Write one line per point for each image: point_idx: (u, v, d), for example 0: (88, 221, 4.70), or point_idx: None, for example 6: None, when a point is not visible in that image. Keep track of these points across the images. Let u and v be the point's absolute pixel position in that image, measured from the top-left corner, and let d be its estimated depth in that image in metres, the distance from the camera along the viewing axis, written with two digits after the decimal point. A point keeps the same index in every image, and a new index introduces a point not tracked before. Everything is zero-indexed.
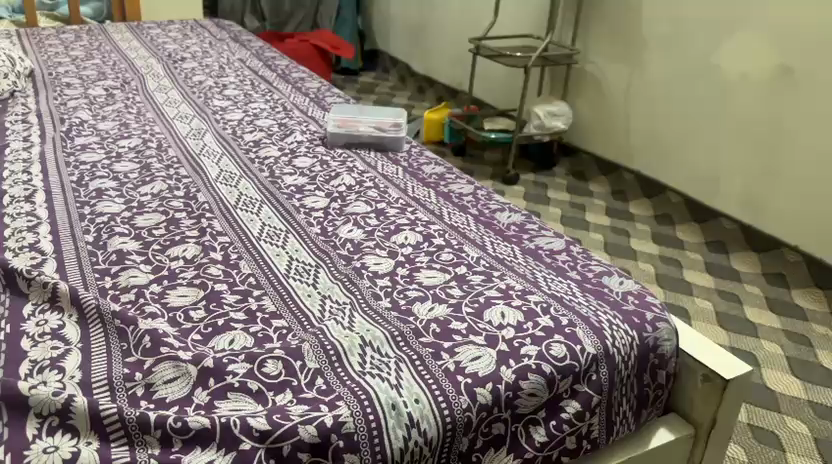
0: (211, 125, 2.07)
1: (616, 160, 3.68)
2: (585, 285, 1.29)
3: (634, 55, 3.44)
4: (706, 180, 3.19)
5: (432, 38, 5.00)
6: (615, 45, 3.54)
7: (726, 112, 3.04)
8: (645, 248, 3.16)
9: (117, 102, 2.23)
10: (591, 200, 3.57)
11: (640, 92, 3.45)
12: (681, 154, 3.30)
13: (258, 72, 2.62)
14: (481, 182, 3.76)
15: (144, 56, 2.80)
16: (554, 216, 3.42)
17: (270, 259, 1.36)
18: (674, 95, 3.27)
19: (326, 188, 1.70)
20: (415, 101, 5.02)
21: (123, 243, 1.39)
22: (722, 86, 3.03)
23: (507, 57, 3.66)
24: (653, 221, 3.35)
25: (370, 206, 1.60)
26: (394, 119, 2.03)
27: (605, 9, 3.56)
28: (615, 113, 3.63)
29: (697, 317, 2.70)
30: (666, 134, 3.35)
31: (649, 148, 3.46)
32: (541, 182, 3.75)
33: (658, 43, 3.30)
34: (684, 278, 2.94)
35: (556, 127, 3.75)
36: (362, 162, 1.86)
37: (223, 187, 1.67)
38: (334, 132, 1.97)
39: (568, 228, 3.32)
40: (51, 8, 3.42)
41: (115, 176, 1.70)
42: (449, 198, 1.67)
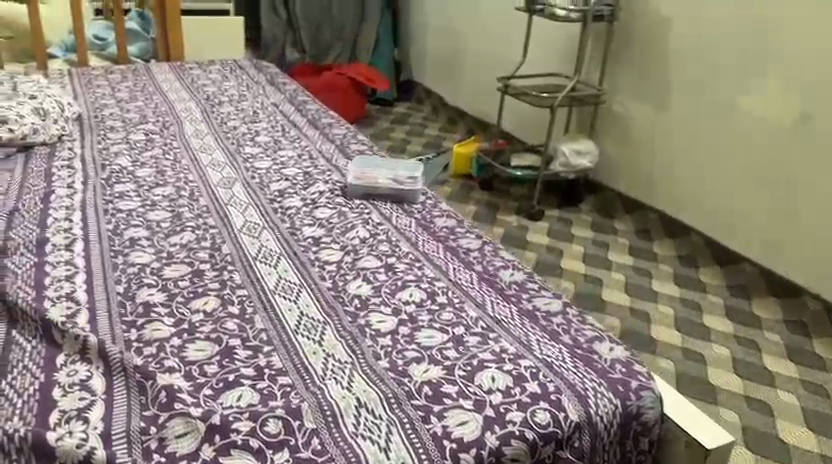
0: (240, 174, 2.20)
1: (637, 196, 3.70)
2: (576, 351, 1.36)
3: (656, 94, 3.47)
4: (728, 220, 3.19)
5: (465, 72, 5.10)
6: (640, 81, 3.56)
7: (746, 154, 3.05)
8: (666, 289, 3.17)
9: (155, 148, 2.39)
10: (615, 238, 3.60)
11: (663, 129, 3.46)
12: (703, 194, 3.29)
13: (290, 118, 2.76)
14: (506, 217, 3.82)
15: (184, 99, 2.97)
16: (576, 254, 3.46)
17: (282, 314, 1.46)
18: (695, 135, 3.28)
19: (342, 240, 1.80)
20: (447, 133, 5.13)
21: (150, 295, 1.51)
22: (747, 127, 3.02)
23: (532, 98, 3.71)
24: (676, 261, 3.37)
25: (382, 260, 1.69)
26: (411, 172, 2.12)
27: (629, 48, 3.60)
28: (636, 150, 3.65)
29: (714, 364, 2.71)
30: (686, 173, 3.37)
31: (670, 187, 3.48)
32: (566, 218, 3.79)
33: (682, 81, 3.31)
34: (703, 323, 2.95)
35: (582, 166, 3.79)
36: (379, 214, 1.96)
37: (245, 238, 1.78)
38: (354, 183, 2.07)
39: (590, 266, 3.36)
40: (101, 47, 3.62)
41: (148, 225, 1.83)
42: (457, 254, 1.75)
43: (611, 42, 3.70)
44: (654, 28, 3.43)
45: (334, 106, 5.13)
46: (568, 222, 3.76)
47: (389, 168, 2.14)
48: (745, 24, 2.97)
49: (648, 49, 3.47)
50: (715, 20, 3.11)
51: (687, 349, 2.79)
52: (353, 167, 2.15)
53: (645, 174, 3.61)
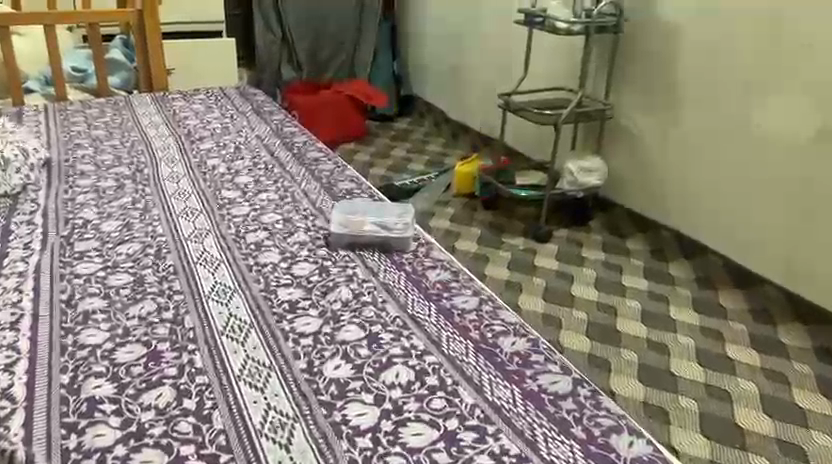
0: (215, 224, 2.01)
1: (639, 208, 3.51)
2: (588, 449, 1.18)
3: (660, 102, 3.27)
4: (744, 242, 2.97)
5: (467, 86, 4.90)
6: (645, 96, 3.35)
7: (756, 167, 2.85)
8: (683, 316, 2.88)
9: (126, 196, 2.20)
10: (626, 258, 3.33)
11: (672, 145, 3.24)
12: (711, 213, 3.09)
13: (274, 154, 2.56)
14: (512, 239, 3.57)
15: (163, 135, 2.80)
16: (586, 278, 3.18)
17: (246, 407, 1.28)
18: (701, 145, 3.08)
19: (320, 303, 1.60)
20: (449, 149, 4.93)
21: (98, 387, 1.32)
22: (757, 140, 2.82)
23: (534, 115, 3.46)
24: (694, 283, 3.11)
25: (363, 329, 1.50)
26: (400, 215, 1.94)
27: (631, 54, 3.39)
28: (639, 161, 3.45)
29: (739, 402, 2.42)
30: (691, 185, 3.17)
31: (674, 199, 3.28)
32: (574, 238, 3.54)
33: (690, 95, 3.09)
34: (724, 354, 2.66)
35: (592, 184, 3.52)
36: (363, 267, 1.77)
37: (212, 306, 1.59)
38: (338, 229, 1.88)
39: (601, 292, 3.08)
40: (81, 80, 3.44)
41: (106, 293, 1.64)
42: (452, 317, 1.56)
43: (615, 54, 3.49)
44: (659, 39, 3.22)
45: (331, 127, 4.93)
46: (579, 244, 3.53)
47: (377, 215, 1.95)
48: (756, 28, 2.76)
49: (654, 62, 3.26)
50: (724, 29, 2.90)
51: (708, 385, 2.50)
52: (336, 212, 1.97)
53: (649, 186, 3.41)
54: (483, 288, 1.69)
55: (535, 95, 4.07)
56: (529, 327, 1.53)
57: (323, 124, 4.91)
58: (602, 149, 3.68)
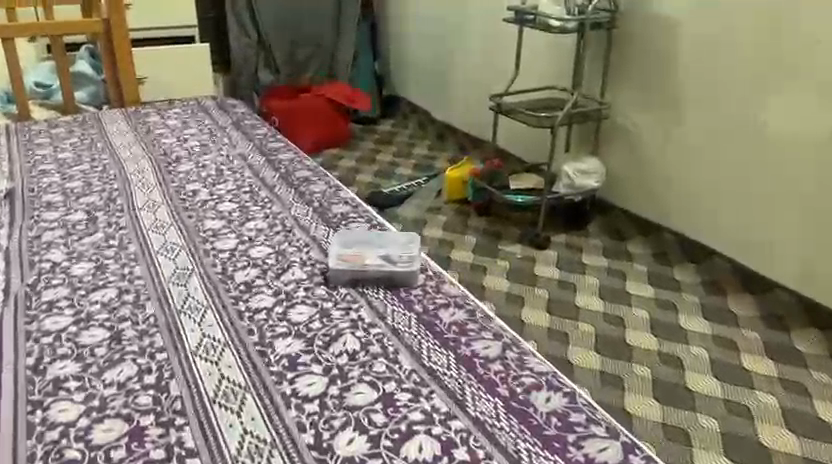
0: (173, 212, 2.12)
1: (641, 206, 3.78)
2: (511, 405, 1.27)
3: (661, 104, 3.52)
4: (736, 235, 3.29)
5: (450, 86, 5.05)
6: (646, 96, 3.59)
7: (753, 166, 3.13)
8: (696, 327, 3.09)
9: (92, 192, 2.28)
10: (632, 266, 3.56)
11: (672, 146, 3.51)
12: (712, 210, 3.38)
13: (237, 146, 2.66)
14: (509, 246, 3.82)
15: (123, 132, 2.88)
16: (590, 289, 3.40)
17: (201, 379, 1.37)
18: (703, 147, 3.35)
19: (274, 284, 1.70)
20: (436, 150, 5.05)
21: (62, 367, 1.41)
22: (755, 143, 3.10)
23: (531, 115, 3.63)
24: (702, 289, 3.34)
25: (314, 307, 1.59)
26: (404, 247, 1.78)
27: (631, 58, 3.62)
28: (642, 162, 3.71)
29: (761, 417, 2.57)
30: (693, 183, 3.44)
31: (676, 197, 3.55)
32: (574, 244, 3.79)
33: (691, 97, 3.35)
34: (739, 365, 2.85)
35: (589, 186, 3.78)
36: (316, 250, 1.86)
37: (172, 291, 1.68)
38: (335, 264, 1.72)
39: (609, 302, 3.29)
40: (45, 96, 3.39)
41: (70, 282, 1.73)
42: (398, 295, 1.66)
43: (612, 53, 3.72)
44: (662, 39, 3.44)
45: (317, 134, 5.04)
46: (565, 243, 3.80)
47: (378, 247, 1.79)
48: (752, 37, 3.02)
49: (655, 61, 3.49)
50: (725, 30, 3.13)
51: (728, 399, 2.66)
52: (332, 245, 1.80)
53: (652, 185, 3.68)
54: (430, 267, 1.80)
55: (526, 95, 4.24)
56: (469, 299, 1.64)
57: (310, 131, 5.02)
58: (599, 149, 3.92)
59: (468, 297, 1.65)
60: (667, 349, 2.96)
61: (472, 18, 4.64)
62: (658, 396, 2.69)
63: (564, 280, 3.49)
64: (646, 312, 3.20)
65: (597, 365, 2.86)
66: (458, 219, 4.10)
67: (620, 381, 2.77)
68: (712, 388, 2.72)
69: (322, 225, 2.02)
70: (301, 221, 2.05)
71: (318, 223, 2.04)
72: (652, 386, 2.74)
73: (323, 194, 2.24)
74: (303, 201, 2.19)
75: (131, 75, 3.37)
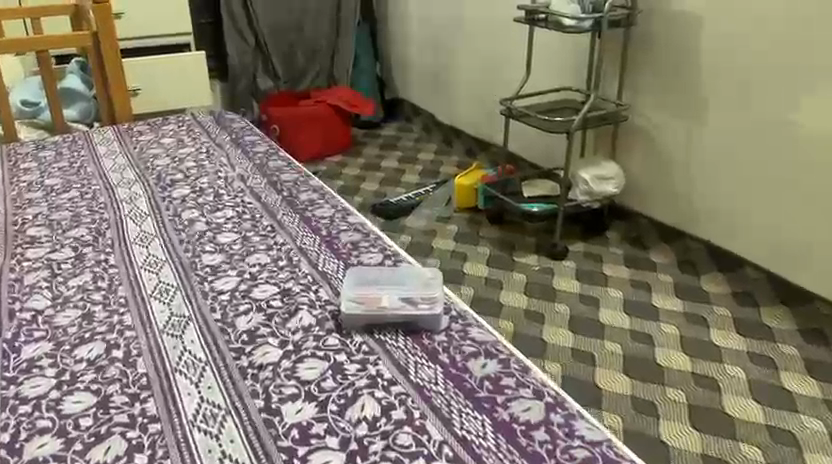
0: (168, 246, 1.93)
1: (657, 209, 3.60)
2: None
3: (682, 101, 3.31)
4: (765, 241, 3.09)
5: (456, 88, 4.81)
6: (667, 96, 3.38)
7: (782, 170, 2.94)
8: (731, 344, 2.91)
9: (81, 224, 2.11)
10: (657, 276, 3.39)
11: (693, 146, 3.31)
12: (735, 213, 3.19)
13: (235, 166, 2.49)
14: (526, 257, 3.61)
15: (114, 152, 2.71)
16: (613, 303, 3.21)
17: (200, 459, 1.19)
18: (726, 146, 3.15)
19: (281, 331, 1.52)
20: (443, 154, 4.85)
21: (42, 445, 1.24)
22: (786, 145, 2.90)
23: (545, 122, 3.46)
24: (733, 300, 3.17)
25: (327, 359, 1.42)
26: (426, 286, 1.60)
27: (650, 53, 3.41)
28: (659, 162, 3.51)
29: (808, 444, 2.41)
30: (714, 184, 3.25)
31: (695, 198, 3.37)
32: (594, 254, 3.60)
33: (715, 94, 3.14)
34: (778, 383, 2.69)
35: (607, 191, 3.55)
36: (326, 289, 1.68)
37: (167, 342, 1.51)
38: (350, 307, 1.53)
39: (635, 318, 3.11)
40: (33, 114, 3.19)
41: (53, 334, 1.56)
42: (421, 341, 1.48)
43: (629, 51, 3.52)
44: (685, 34, 3.23)
45: (317, 144, 4.86)
46: (584, 253, 3.61)
47: (395, 286, 1.61)
48: (786, 31, 2.80)
49: (676, 57, 3.28)
50: (754, 25, 2.92)
51: (771, 426, 2.50)
52: (346, 285, 1.62)
53: (670, 186, 3.48)
54: (454, 305, 1.61)
55: (538, 98, 4.06)
56: (502, 344, 1.46)
57: (309, 141, 4.83)
58: (617, 152, 3.73)
59: (499, 341, 1.47)
60: (701, 369, 2.78)
61: (475, 17, 4.44)
62: (696, 424, 2.51)
63: (585, 293, 3.30)
64: (676, 328, 3.03)
65: (628, 389, 2.69)
66: (470, 229, 3.87)
67: (653, 407, 2.59)
68: (752, 413, 2.56)
69: (331, 258, 1.84)
70: (307, 254, 1.87)
71: (327, 256, 1.86)
72: (689, 412, 2.57)
73: (332, 221, 2.06)
74: (309, 229, 2.01)
75: (123, 95, 3.20)
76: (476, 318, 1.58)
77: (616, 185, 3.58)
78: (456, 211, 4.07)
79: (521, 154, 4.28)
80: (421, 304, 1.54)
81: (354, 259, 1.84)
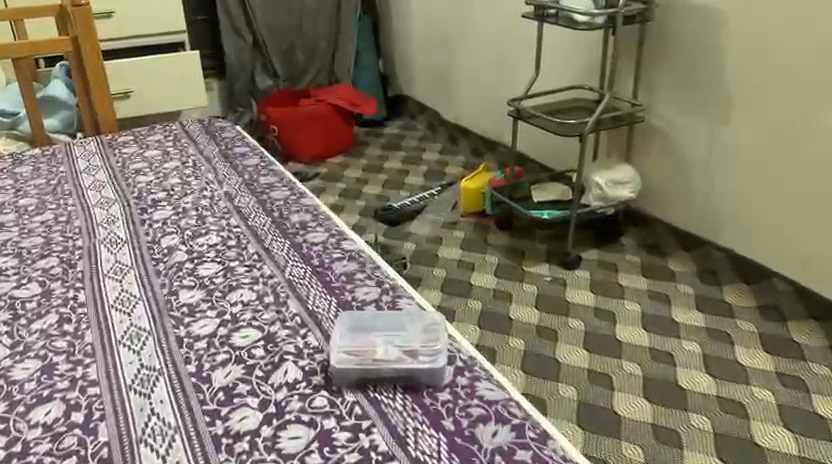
0: (144, 279, 1.76)
1: (673, 213, 3.40)
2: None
3: (703, 101, 3.10)
4: (791, 252, 2.91)
5: (460, 87, 4.60)
6: (688, 96, 3.17)
7: (812, 178, 2.75)
8: (758, 364, 2.72)
9: (52, 253, 1.93)
10: (675, 287, 3.18)
11: (713, 149, 3.11)
12: (758, 221, 3.01)
13: (222, 182, 2.30)
14: (535, 266, 3.35)
15: (95, 168, 2.53)
16: (630, 318, 3.00)
17: None
18: (751, 150, 2.95)
19: (262, 388, 1.34)
20: (448, 154, 4.65)
21: None
22: (818, 152, 2.70)
23: (558, 127, 3.22)
24: (759, 314, 2.97)
25: (313, 427, 1.24)
26: (428, 335, 1.41)
27: (669, 50, 3.19)
28: (676, 164, 3.31)
29: None
30: (736, 190, 3.06)
31: (715, 204, 3.17)
32: (608, 262, 3.38)
33: (739, 94, 2.94)
34: (811, 409, 2.49)
35: (622, 197, 3.32)
36: (315, 333, 1.49)
37: (134, 403, 1.34)
38: (342, 362, 1.35)
39: (654, 334, 2.91)
40: (13, 125, 3.02)
41: (8, 391, 1.39)
42: (421, 400, 1.29)
43: (645, 48, 3.30)
44: (709, 30, 3.00)
45: (317, 145, 4.65)
46: (598, 261, 3.39)
47: (394, 334, 1.42)
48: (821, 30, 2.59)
49: (698, 55, 3.07)
50: (791, 22, 2.68)
51: (806, 458, 2.30)
52: (339, 333, 1.44)
53: (687, 191, 3.29)
54: (459, 351, 1.42)
55: (548, 97, 3.83)
56: (514, 404, 1.28)
57: (309, 142, 4.63)
58: (632, 154, 3.52)
59: (510, 400, 1.29)
60: (727, 393, 2.59)
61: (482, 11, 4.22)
62: (724, 456, 2.33)
63: (600, 306, 3.09)
64: (698, 346, 2.83)
65: (649, 416, 2.50)
66: (475, 234, 3.63)
67: (676, 437, 2.40)
68: (784, 443, 2.37)
69: (322, 292, 1.65)
70: (296, 288, 1.67)
71: (318, 290, 1.66)
72: (715, 443, 2.38)
73: (325, 246, 1.85)
74: (299, 257, 1.81)
75: (105, 101, 3.01)
76: (484, 368, 1.39)
77: (632, 190, 3.34)
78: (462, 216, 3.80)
79: (530, 154, 4.06)
80: (421, 357, 1.35)
81: (348, 293, 1.64)
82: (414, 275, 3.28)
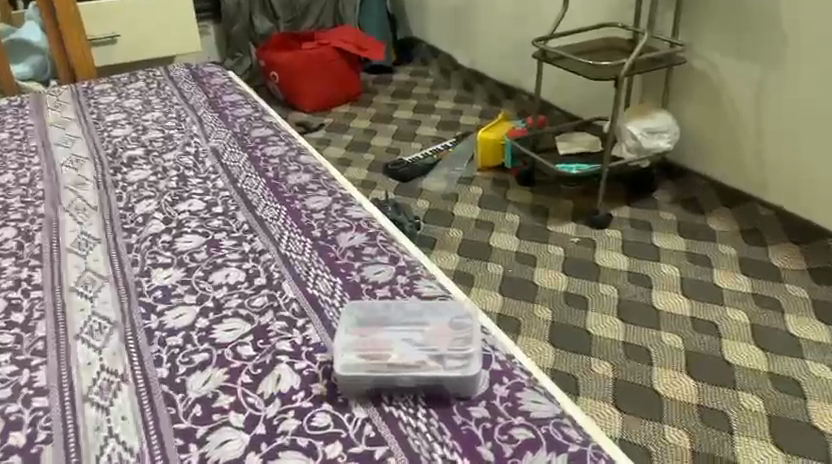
0: (111, 255, 1.47)
1: (714, 169, 2.99)
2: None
3: (758, 38, 2.66)
4: None
5: (478, 28, 4.20)
6: (734, 33, 2.75)
7: None
8: (814, 334, 2.33)
9: (7, 222, 1.64)
10: (716, 244, 2.78)
11: (767, 95, 2.68)
12: (816, 180, 2.59)
13: (209, 135, 1.98)
14: (560, 228, 2.95)
15: (66, 120, 2.22)
16: (667, 281, 2.61)
17: None
18: (814, 96, 2.52)
19: (249, 401, 1.07)
20: (464, 102, 4.28)
21: None
22: None
23: (589, 69, 2.85)
24: None
25: (313, 457, 0.97)
26: (456, 332, 1.13)
27: None
28: (721, 113, 2.88)
29: None
30: (793, 144, 2.64)
31: (766, 159, 2.76)
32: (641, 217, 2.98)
33: (804, 30, 2.49)
34: None
35: (659, 147, 2.93)
36: (316, 326, 1.21)
37: (89, 419, 1.07)
38: (348, 369, 1.06)
39: (695, 300, 2.51)
40: None
41: None
42: (450, 417, 1.02)
43: None
44: None
45: (322, 93, 4.28)
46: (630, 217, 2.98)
47: (414, 331, 1.13)
48: None
49: None
50: None
51: None
52: (343, 331, 1.15)
53: (733, 144, 2.87)
54: (495, 350, 1.14)
55: (576, 38, 3.45)
56: (569, 424, 1.01)
57: (312, 90, 4.26)
58: (668, 101, 3.10)
59: (562, 417, 1.02)
60: (780, 369, 2.22)
61: None
62: (780, 441, 1.98)
63: (633, 268, 2.69)
64: (745, 315, 2.43)
65: (694, 396, 2.14)
66: (494, 189, 3.28)
67: (726, 420, 2.05)
68: None
69: (325, 272, 1.36)
70: (293, 266, 1.38)
71: (319, 269, 1.37)
72: (770, 427, 2.03)
73: (327, 214, 1.56)
74: (297, 226, 1.51)
75: (81, 48, 2.72)
76: (525, 371, 1.11)
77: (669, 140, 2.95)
78: (478, 170, 3.43)
79: (554, 102, 3.70)
80: (450, 362, 1.06)
81: (356, 273, 1.35)
82: (428, 238, 2.90)
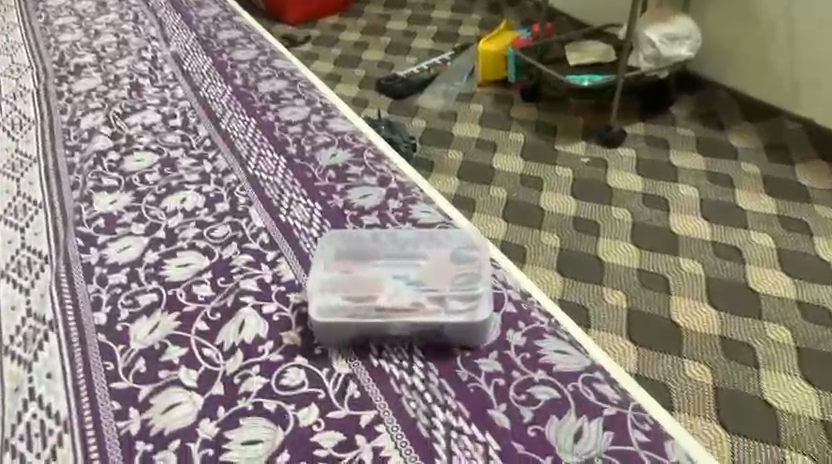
0: (48, 178, 1.24)
1: (739, 83, 2.55)
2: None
3: None
4: None
5: None
6: None
7: None
8: None
9: None
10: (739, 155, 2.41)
11: None
12: None
13: (170, 39, 1.71)
14: (568, 146, 2.53)
15: (7, 24, 1.93)
16: (685, 201, 2.24)
17: None
18: None
19: (205, 353, 0.87)
20: (463, 11, 3.92)
21: None
22: None
23: None
24: None
25: (282, 425, 0.77)
26: (461, 266, 0.91)
27: None
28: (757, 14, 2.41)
29: None
30: None
31: (815, 68, 2.30)
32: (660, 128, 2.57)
33: None
34: None
35: (680, 55, 2.51)
36: (290, 260, 1.00)
37: (7, 378, 0.87)
38: (327, 315, 0.86)
39: (716, 221, 2.15)
40: None
41: None
42: (454, 373, 0.81)
43: None
44: None
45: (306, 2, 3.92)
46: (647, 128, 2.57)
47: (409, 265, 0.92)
48: None
49: None
50: None
51: None
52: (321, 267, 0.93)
53: (768, 51, 2.42)
54: (507, 288, 0.93)
55: None
56: (602, 380, 0.81)
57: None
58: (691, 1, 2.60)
59: (594, 372, 0.82)
60: (812, 296, 1.89)
61: None
62: (809, 375, 1.69)
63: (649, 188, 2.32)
64: (771, 237, 2.07)
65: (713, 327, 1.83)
66: None
67: (750, 353, 1.75)
68: None
69: (301, 195, 1.13)
70: (262, 189, 1.15)
71: (295, 192, 1.14)
72: (798, 360, 1.73)
73: (305, 127, 1.32)
74: (269, 140, 1.28)
75: None
76: (546, 313, 0.91)
77: (691, 48, 2.51)
78: (478, 86, 2.91)
79: (563, 9, 3.37)
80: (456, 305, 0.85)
81: (339, 197, 1.12)
82: (424, 159, 2.49)
